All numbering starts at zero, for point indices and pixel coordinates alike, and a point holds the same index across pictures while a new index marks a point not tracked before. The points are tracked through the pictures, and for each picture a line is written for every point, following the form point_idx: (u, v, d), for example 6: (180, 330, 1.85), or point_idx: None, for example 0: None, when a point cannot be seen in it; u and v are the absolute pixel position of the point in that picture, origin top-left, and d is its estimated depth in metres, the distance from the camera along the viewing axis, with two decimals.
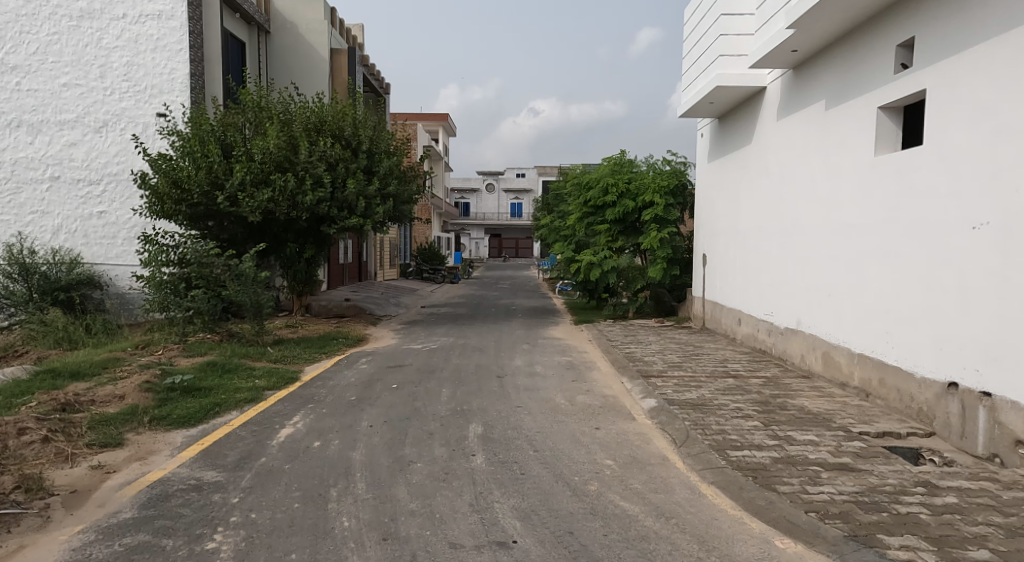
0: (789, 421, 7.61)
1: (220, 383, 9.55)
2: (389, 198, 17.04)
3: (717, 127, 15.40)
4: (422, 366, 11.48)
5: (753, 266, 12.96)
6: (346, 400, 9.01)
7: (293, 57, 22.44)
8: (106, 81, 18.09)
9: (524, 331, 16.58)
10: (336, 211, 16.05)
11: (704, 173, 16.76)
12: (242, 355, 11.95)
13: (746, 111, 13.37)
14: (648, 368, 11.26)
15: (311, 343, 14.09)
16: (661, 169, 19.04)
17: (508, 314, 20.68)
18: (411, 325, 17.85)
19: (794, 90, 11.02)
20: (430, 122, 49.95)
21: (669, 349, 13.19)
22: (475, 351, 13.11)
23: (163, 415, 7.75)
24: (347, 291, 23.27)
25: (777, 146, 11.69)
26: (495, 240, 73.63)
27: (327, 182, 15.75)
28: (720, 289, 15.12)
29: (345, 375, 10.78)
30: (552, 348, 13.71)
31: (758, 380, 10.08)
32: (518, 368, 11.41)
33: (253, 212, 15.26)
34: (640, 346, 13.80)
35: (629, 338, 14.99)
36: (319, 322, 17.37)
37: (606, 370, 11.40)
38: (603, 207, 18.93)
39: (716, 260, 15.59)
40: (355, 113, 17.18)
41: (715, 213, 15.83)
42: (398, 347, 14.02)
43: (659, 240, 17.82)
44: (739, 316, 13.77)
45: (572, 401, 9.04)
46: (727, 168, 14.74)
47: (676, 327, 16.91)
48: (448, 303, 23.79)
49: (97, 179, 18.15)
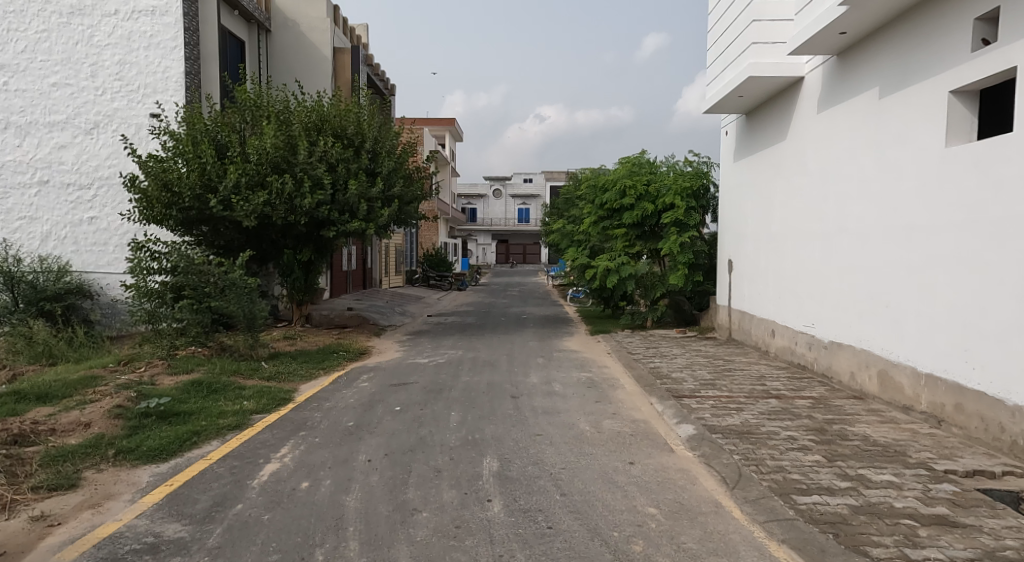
0: (856, 455, 6.54)
1: (203, 406, 8.48)
2: (394, 201, 16.06)
3: (745, 123, 14.38)
4: (428, 385, 10.44)
5: (789, 273, 11.92)
6: (343, 427, 7.97)
7: (296, 57, 21.54)
8: (97, 80, 17.15)
9: (538, 343, 15.52)
10: (336, 215, 15.08)
11: (728, 173, 15.75)
12: (233, 373, 10.90)
13: (779, 105, 12.34)
14: (677, 386, 10.19)
15: (308, 357, 13.04)
16: (682, 170, 18.01)
17: (518, 324, 19.63)
18: (417, 336, 16.81)
19: (839, 78, 10.02)
20: (437, 128, 49.07)
21: (697, 364, 12.11)
22: (486, 366, 12.05)
23: (131, 447, 6.66)
24: (350, 300, 22.24)
25: (819, 141, 10.67)
26: (501, 246, 72.64)
27: (328, 184, 14.77)
28: (750, 298, 14.05)
29: (344, 395, 9.74)
30: (570, 362, 12.64)
31: (805, 401, 9.00)
32: (534, 386, 10.37)
33: (249, 217, 14.27)
34: (665, 360, 12.72)
35: (652, 351, 13.93)
36: (320, 334, 16.33)
37: (631, 389, 10.32)
38: (620, 210, 17.91)
39: (744, 265, 14.54)
40: (358, 112, 16.23)
41: (741, 216, 14.81)
42: (403, 362, 12.98)
43: (680, 245, 16.79)
44: (773, 328, 12.68)
45: (599, 427, 7.97)
46: (757, 167, 13.72)
47: (699, 338, 15.83)
48: (455, 312, 22.72)
49: (88, 183, 17.18)
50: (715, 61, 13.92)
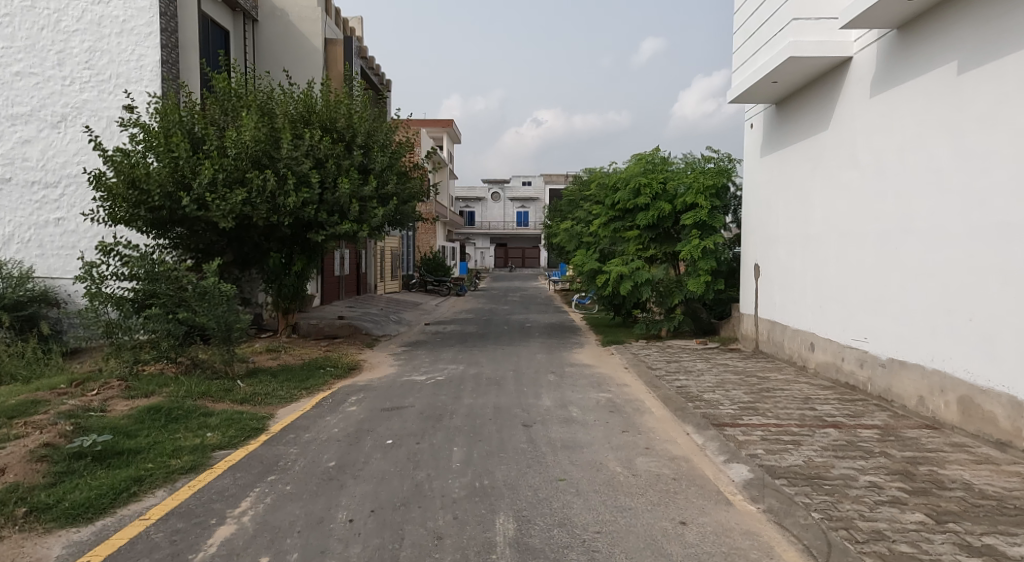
0: (968, 514, 5.17)
1: (156, 441, 7.09)
2: (390, 201, 14.68)
3: (774, 114, 13.06)
4: (426, 409, 9.05)
5: (832, 280, 10.58)
6: (322, 467, 6.58)
7: (285, 49, 20.16)
8: (65, 69, 15.78)
9: (546, 356, 14.15)
10: (325, 215, 13.65)
11: (754, 170, 14.45)
12: (201, 395, 9.50)
13: (819, 91, 11.03)
14: (714, 411, 8.82)
15: (291, 374, 11.59)
16: (702, 167, 16.70)
17: (523, 333, 18.21)
18: (414, 348, 15.41)
19: (901, 54, 8.73)
20: (435, 129, 47.70)
21: (730, 383, 10.72)
22: (491, 386, 10.65)
23: (49, 509, 5.31)
24: (342, 307, 20.82)
25: (874, 128, 9.37)
26: (501, 250, 71.27)
27: (315, 181, 13.36)
28: (782, 306, 12.72)
29: (327, 424, 8.35)
30: (584, 380, 11.26)
31: (871, 432, 7.61)
32: (549, 411, 8.99)
33: (225, 217, 12.82)
34: (692, 377, 11.33)
35: (674, 366, 12.55)
36: (307, 346, 14.94)
37: (661, 414, 8.94)
38: (634, 211, 16.68)
39: (773, 271, 13.24)
40: (350, 103, 14.86)
41: (770, 217, 13.51)
42: (398, 379, 11.58)
43: (702, 250, 15.55)
44: (812, 340, 11.30)
45: (633, 470, 6.58)
46: (790, 162, 12.37)
47: (722, 350, 14.44)
48: (455, 320, 21.32)
49: (54, 181, 15.79)
50: (743, 43, 12.60)
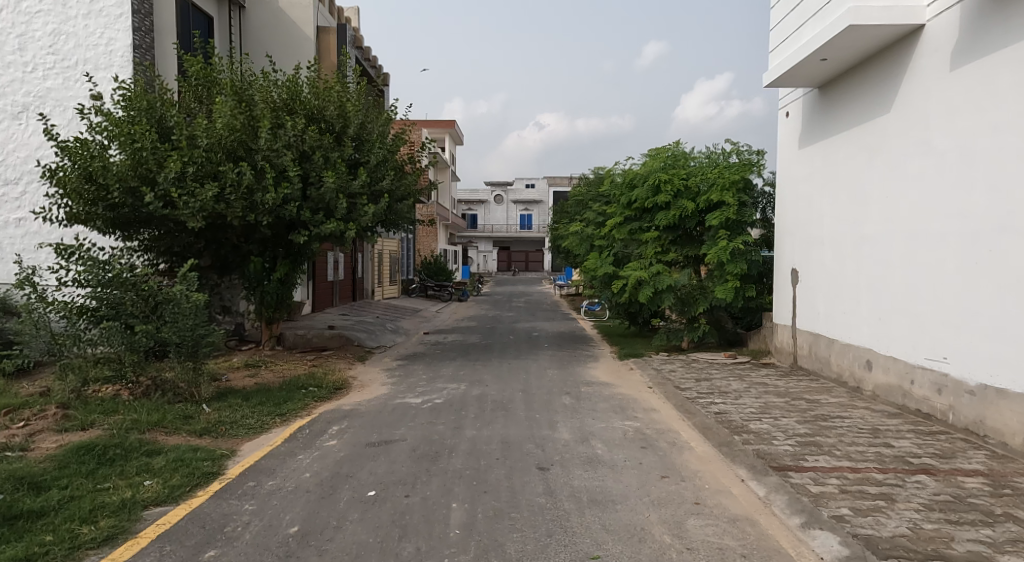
0: None
1: (72, 497, 5.60)
2: (382, 197, 13.16)
3: (818, 100, 11.61)
4: (421, 445, 7.53)
5: (897, 288, 9.14)
6: (282, 537, 5.07)
7: (275, 38, 18.64)
8: (26, 54, 14.28)
9: (558, 372, 12.63)
10: (310, 214, 12.14)
11: (790, 164, 12.98)
12: (154, 425, 7.98)
13: (881, 69, 9.58)
14: (768, 450, 7.29)
15: (266, 394, 10.04)
16: (725, 161, 15.20)
17: (530, 344, 16.68)
18: (410, 362, 13.86)
19: (1000, 17, 7.34)
20: (437, 130, 46.33)
21: (777, 409, 9.20)
22: (498, 413, 9.11)
23: None
24: (334, 314, 19.29)
25: (957, 108, 7.92)
26: (504, 253, 69.89)
27: (297, 175, 11.83)
28: (826, 317, 11.24)
29: (299, 465, 6.83)
30: (605, 404, 9.75)
31: (976, 480, 6.07)
32: (569, 448, 7.45)
33: (195, 217, 11.25)
34: (730, 401, 9.80)
35: (706, 386, 11.03)
36: (291, 360, 13.43)
37: (704, 453, 7.42)
38: (653, 210, 15.25)
39: (816, 278, 11.77)
40: (341, 89, 13.35)
41: (811, 216, 12.05)
42: (389, 402, 10.03)
43: (730, 253, 13.99)
44: (870, 358, 9.80)
45: (687, 545, 5.06)
46: (838, 153, 10.91)
47: (756, 366, 12.89)
48: (456, 329, 19.76)
49: (14, 178, 14.27)
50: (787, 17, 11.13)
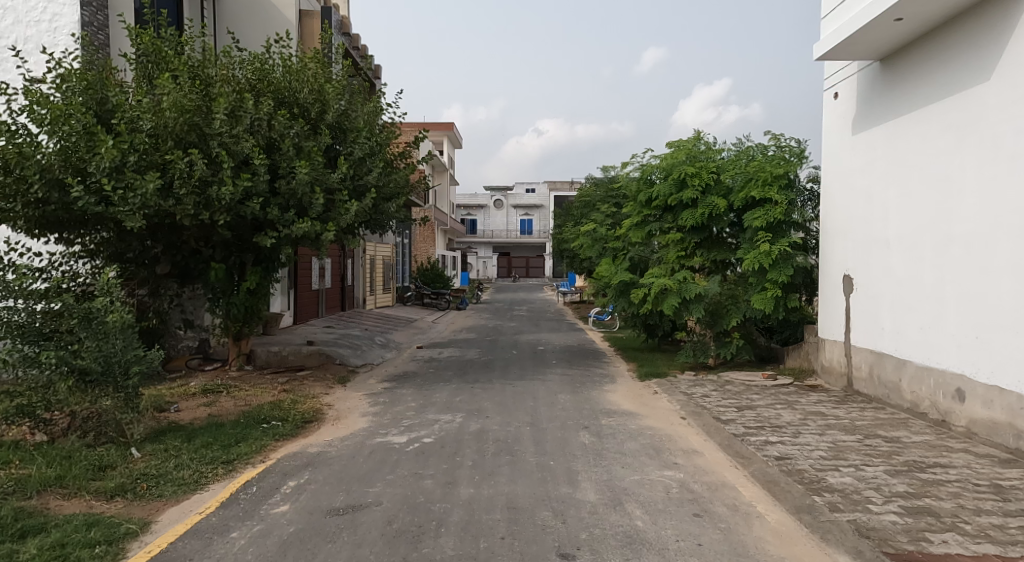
0: None
1: None
2: (365, 193, 11.27)
3: (884, 76, 9.95)
4: (400, 514, 5.67)
5: (1012, 298, 7.46)
6: None
7: (252, 22, 16.04)
8: None
9: (571, 397, 10.70)
10: (278, 213, 10.27)
11: (836, 154, 11.21)
12: (48, 483, 6.09)
13: (991, 31, 8.00)
14: (867, 522, 5.44)
15: (215, 433, 8.11)
16: (762, 154, 13.36)
17: (536, 360, 14.78)
18: (398, 385, 11.90)
19: None
20: (435, 132, 44.54)
21: (855, 453, 7.28)
22: (502, 460, 7.21)
23: None
24: (317, 327, 17.36)
25: None
26: (504, 259, 68.11)
27: (260, 165, 9.88)
28: (895, 332, 9.44)
29: (227, 552, 4.99)
30: (635, 446, 7.87)
31: None
32: (599, 518, 5.58)
33: (135, 215, 9.34)
34: (789, 440, 7.91)
35: (752, 418, 9.14)
36: (259, 383, 11.53)
37: (779, 525, 5.54)
38: (676, 209, 13.52)
39: (877, 286, 9.96)
40: (320, 68, 11.49)
41: (868, 213, 10.28)
42: (367, 440, 8.16)
43: (773, 259, 12.15)
44: (962, 387, 8.05)
45: None
46: (915, 139, 9.23)
47: (802, 389, 10.99)
48: (453, 342, 17.83)
49: None
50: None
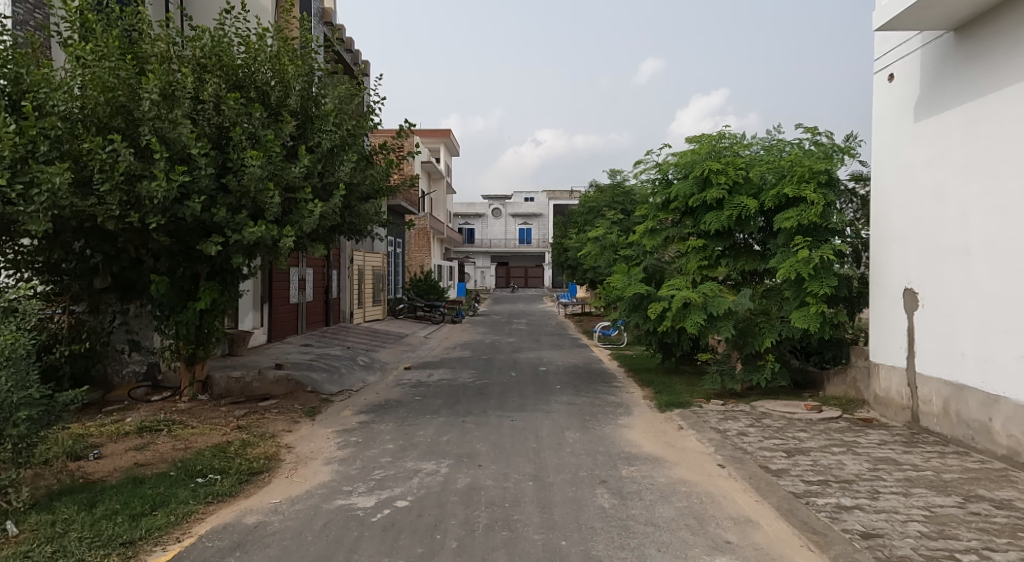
0: None
1: None
2: (335, 192, 9.50)
3: (961, 49, 8.18)
4: None
5: None
6: None
7: None
8: None
9: (582, 436, 8.88)
10: (226, 213, 8.49)
11: (890, 145, 9.43)
12: None
13: None
14: None
15: (129, 495, 6.31)
16: (798, 148, 11.58)
17: (539, 385, 12.97)
18: (377, 418, 10.05)
19: None
20: (430, 139, 42.84)
21: (964, 529, 5.51)
22: (500, 537, 5.47)
23: None
24: (293, 346, 15.50)
25: None
26: (502, 269, 66.39)
27: (202, 155, 8.11)
28: (982, 360, 7.69)
29: None
30: (671, 512, 6.08)
31: None
32: None
33: (42, 216, 7.57)
34: (869, 504, 6.13)
35: (810, 467, 7.33)
36: (211, 417, 9.74)
37: None
38: (698, 210, 11.76)
39: (953, 302, 8.17)
40: (282, 44, 9.69)
41: (937, 214, 8.51)
42: (325, 504, 6.35)
43: (814, 268, 10.35)
44: None
45: None
46: (1011, 124, 7.49)
47: (858, 426, 9.21)
48: (445, 362, 15.99)
49: None
50: None
